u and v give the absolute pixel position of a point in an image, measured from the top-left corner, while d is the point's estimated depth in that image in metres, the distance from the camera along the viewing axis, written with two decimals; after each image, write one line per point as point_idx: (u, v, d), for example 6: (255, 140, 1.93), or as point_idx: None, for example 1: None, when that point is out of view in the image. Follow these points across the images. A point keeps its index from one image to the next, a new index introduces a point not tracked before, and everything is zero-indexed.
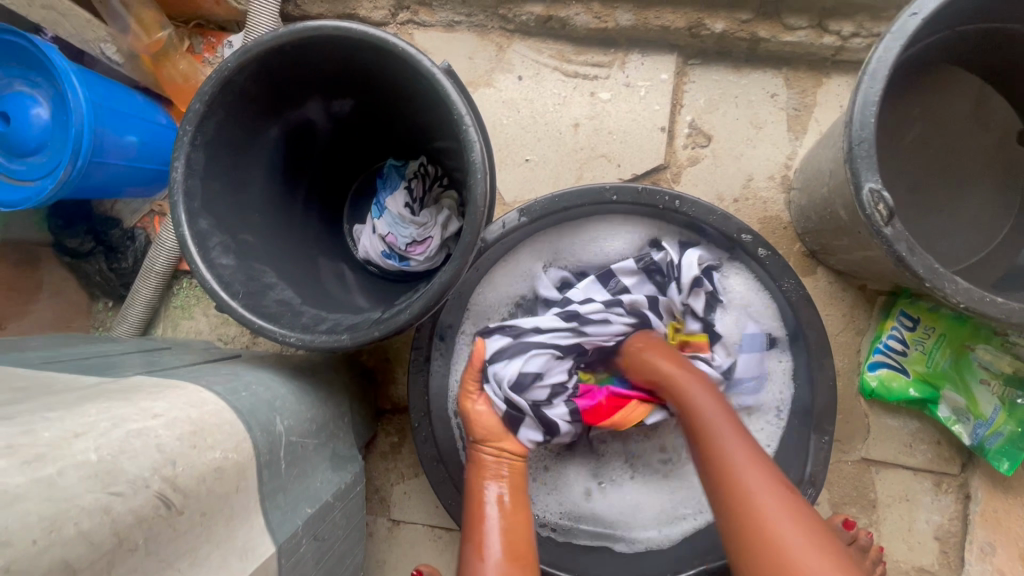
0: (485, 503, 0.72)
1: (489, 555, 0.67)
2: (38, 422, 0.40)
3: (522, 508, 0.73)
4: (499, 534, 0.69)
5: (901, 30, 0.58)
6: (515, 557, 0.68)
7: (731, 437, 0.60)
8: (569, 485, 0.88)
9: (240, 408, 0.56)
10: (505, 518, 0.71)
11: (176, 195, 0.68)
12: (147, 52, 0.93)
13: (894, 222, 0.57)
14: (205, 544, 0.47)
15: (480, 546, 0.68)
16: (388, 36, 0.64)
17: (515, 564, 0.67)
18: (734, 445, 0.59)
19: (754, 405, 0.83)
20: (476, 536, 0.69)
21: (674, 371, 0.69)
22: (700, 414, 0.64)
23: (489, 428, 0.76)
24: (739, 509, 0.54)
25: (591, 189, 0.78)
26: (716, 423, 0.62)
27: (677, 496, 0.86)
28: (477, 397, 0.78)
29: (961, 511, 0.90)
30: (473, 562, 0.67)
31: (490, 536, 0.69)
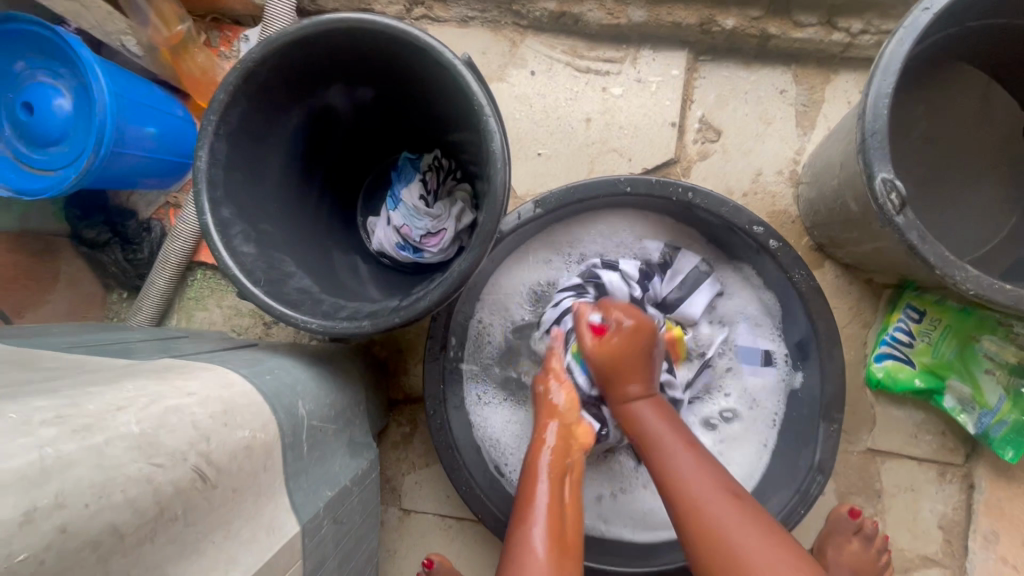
0: (540, 479, 0.71)
1: (539, 527, 0.65)
2: (82, 395, 0.41)
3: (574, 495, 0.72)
4: (552, 513, 0.68)
5: (913, 25, 0.59)
6: (562, 542, 0.65)
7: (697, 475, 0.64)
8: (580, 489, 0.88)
9: (265, 391, 0.58)
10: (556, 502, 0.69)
11: (200, 183, 0.69)
12: (166, 46, 0.94)
13: (905, 210, 0.59)
14: (236, 519, 0.48)
15: (530, 526, 0.66)
16: (410, 27, 0.65)
17: (563, 552, 0.64)
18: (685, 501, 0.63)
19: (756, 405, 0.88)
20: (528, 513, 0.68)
21: (651, 420, 0.71)
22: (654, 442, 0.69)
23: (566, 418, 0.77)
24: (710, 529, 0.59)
25: (606, 182, 0.79)
26: (660, 435, 0.69)
27: None
28: (558, 387, 0.79)
29: (965, 501, 0.91)
30: (522, 541, 0.65)
31: (539, 511, 0.68)
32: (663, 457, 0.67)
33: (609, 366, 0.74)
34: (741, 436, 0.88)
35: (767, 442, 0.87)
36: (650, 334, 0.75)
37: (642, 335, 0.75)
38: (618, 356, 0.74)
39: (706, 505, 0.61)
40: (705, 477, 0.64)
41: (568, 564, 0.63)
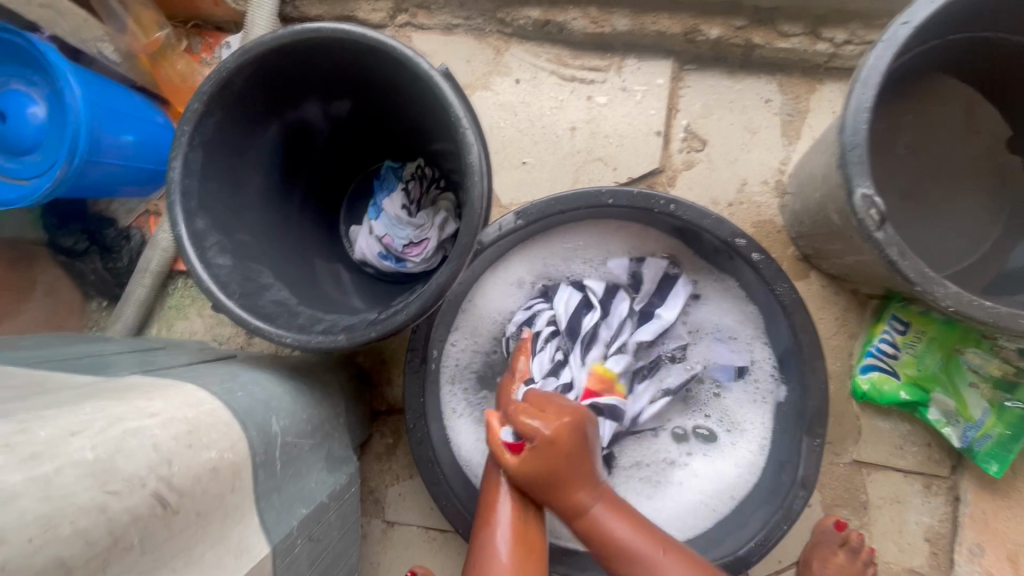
0: (502, 488, 0.72)
1: (505, 542, 0.68)
2: (35, 419, 0.40)
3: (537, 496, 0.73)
4: (514, 523, 0.69)
5: (892, 39, 0.58)
6: (525, 546, 0.69)
7: (637, 543, 0.67)
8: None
9: (236, 408, 0.56)
10: (521, 507, 0.71)
11: (173, 194, 0.68)
12: (145, 52, 0.93)
13: (885, 226, 0.58)
14: (200, 544, 0.47)
15: (495, 532, 0.69)
16: (386, 38, 0.64)
17: (527, 557, 0.68)
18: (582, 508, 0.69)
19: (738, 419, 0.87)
20: (492, 521, 0.70)
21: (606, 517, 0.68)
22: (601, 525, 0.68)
23: None
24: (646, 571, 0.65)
25: (588, 193, 0.79)
26: (609, 521, 0.68)
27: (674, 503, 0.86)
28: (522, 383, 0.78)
29: (951, 513, 0.91)
30: (486, 546, 0.68)
31: (503, 523, 0.69)
32: (604, 514, 0.69)
33: (547, 473, 0.68)
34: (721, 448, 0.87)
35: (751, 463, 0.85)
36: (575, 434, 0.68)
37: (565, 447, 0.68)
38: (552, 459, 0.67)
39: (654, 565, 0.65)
40: (640, 535, 0.67)
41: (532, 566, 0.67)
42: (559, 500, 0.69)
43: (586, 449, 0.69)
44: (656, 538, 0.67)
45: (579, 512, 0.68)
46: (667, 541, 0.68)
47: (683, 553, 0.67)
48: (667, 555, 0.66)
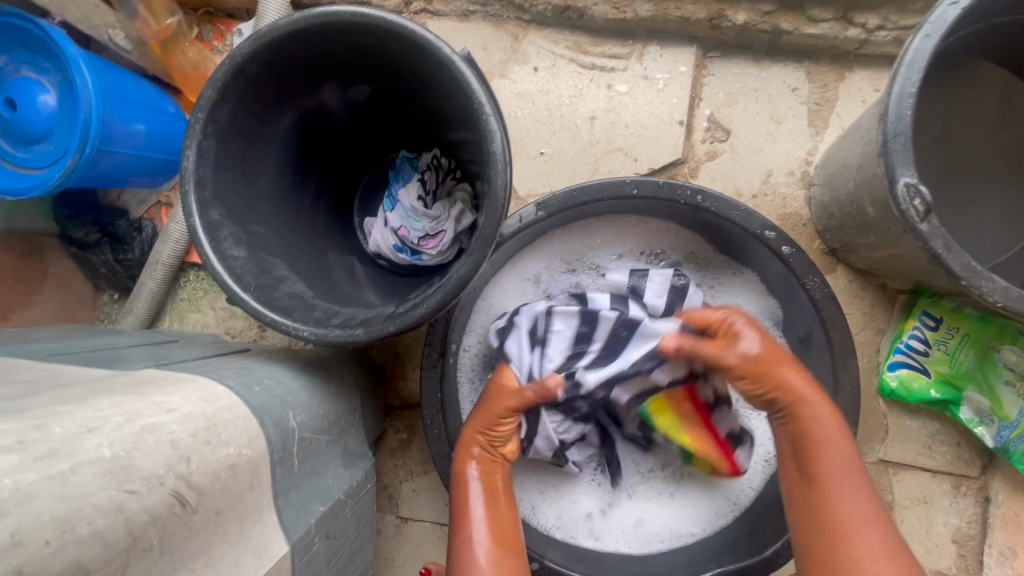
0: (472, 494, 0.71)
1: (483, 546, 0.67)
2: (50, 415, 0.38)
3: (506, 499, 0.73)
4: (490, 524, 0.69)
5: (939, 20, 0.56)
6: (505, 546, 0.68)
7: (841, 464, 0.62)
8: (575, 497, 0.86)
9: (253, 403, 0.55)
10: (492, 505, 0.71)
11: (187, 183, 0.66)
12: (155, 39, 0.91)
13: (930, 217, 0.55)
14: (219, 544, 0.45)
15: (472, 536, 0.68)
16: (407, 22, 0.62)
17: (507, 554, 0.68)
18: (824, 417, 0.65)
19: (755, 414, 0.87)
20: (466, 527, 0.69)
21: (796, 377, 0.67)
22: (810, 424, 0.65)
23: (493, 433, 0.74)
24: (831, 518, 0.60)
25: (611, 184, 0.76)
26: (824, 427, 0.64)
27: (686, 501, 0.86)
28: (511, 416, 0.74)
29: (980, 515, 0.88)
30: (463, 551, 0.67)
31: (479, 525, 0.69)
32: (822, 428, 0.64)
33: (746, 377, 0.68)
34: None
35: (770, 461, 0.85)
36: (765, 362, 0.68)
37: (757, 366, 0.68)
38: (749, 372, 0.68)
39: (834, 495, 0.61)
40: (850, 470, 0.62)
41: (510, 562, 0.67)
42: (798, 408, 0.66)
43: (821, 389, 0.68)
44: (854, 462, 0.63)
45: (791, 392, 0.66)
46: (870, 491, 0.62)
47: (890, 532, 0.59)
48: (855, 486, 0.61)
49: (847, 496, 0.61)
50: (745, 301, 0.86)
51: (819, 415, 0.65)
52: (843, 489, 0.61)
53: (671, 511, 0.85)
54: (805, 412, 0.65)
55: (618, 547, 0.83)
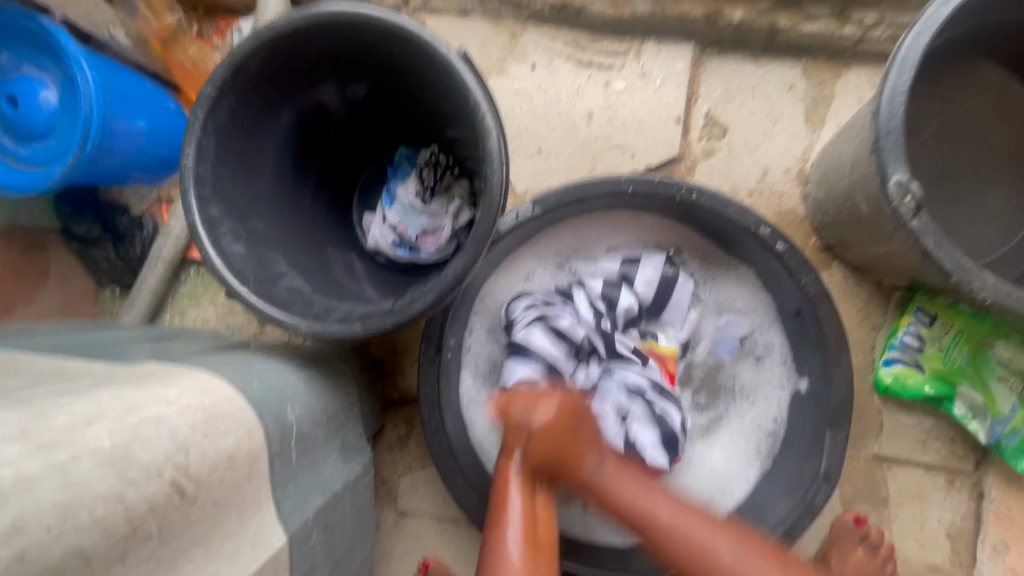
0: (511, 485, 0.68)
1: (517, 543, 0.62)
2: (51, 407, 0.39)
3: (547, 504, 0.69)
4: (525, 522, 0.65)
5: (932, 18, 0.56)
6: (536, 546, 0.63)
7: (682, 517, 0.64)
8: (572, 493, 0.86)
9: (251, 397, 0.56)
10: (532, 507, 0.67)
11: (187, 180, 0.67)
12: (156, 37, 0.93)
13: (921, 214, 0.56)
14: (217, 534, 0.46)
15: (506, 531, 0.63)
16: (404, 20, 0.63)
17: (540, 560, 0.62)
18: (632, 488, 0.67)
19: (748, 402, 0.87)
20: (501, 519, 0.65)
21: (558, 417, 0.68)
22: (610, 492, 0.67)
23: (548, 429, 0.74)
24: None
25: (607, 181, 0.77)
26: (621, 484, 0.67)
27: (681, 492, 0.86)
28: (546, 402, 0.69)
29: (973, 510, 0.89)
30: (497, 546, 0.62)
31: (514, 520, 0.64)
32: (640, 496, 0.66)
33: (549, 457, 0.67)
34: (733, 430, 0.86)
35: (767, 449, 0.84)
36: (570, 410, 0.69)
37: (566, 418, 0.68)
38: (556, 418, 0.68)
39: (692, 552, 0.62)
40: (684, 517, 0.64)
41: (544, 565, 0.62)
42: (602, 489, 0.67)
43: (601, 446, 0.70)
44: (708, 520, 0.64)
45: (618, 501, 0.66)
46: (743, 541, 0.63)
47: (778, 557, 0.62)
48: (702, 525, 0.63)
49: (707, 549, 0.61)
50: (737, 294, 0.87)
51: (602, 477, 0.67)
52: (701, 535, 0.62)
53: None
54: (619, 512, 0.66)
55: (617, 541, 0.84)
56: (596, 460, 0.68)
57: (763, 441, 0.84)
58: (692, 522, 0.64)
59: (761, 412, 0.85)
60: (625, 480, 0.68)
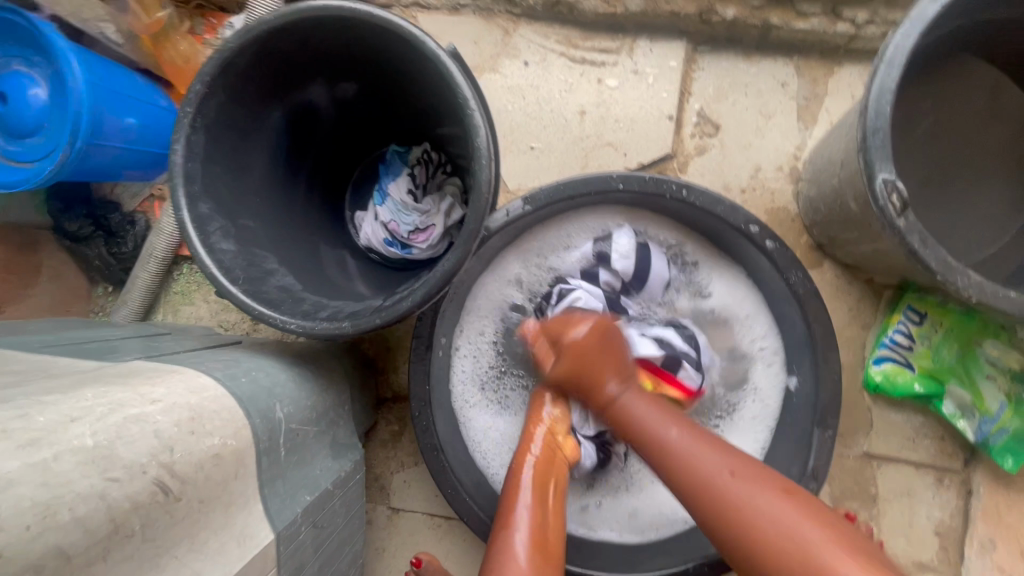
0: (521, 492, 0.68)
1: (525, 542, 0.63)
2: (33, 405, 0.39)
3: (559, 504, 0.69)
4: (535, 523, 0.65)
5: (920, 16, 0.56)
6: (543, 551, 0.63)
7: (692, 447, 0.60)
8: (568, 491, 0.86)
9: (239, 394, 0.56)
10: (539, 510, 0.67)
11: (176, 177, 0.67)
12: (146, 33, 0.92)
13: (907, 213, 0.56)
14: (203, 531, 0.46)
15: (513, 533, 0.64)
16: (392, 16, 0.62)
17: (548, 565, 0.62)
18: (653, 416, 0.65)
19: (747, 396, 0.86)
20: (510, 521, 0.65)
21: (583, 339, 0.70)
22: (647, 432, 0.64)
23: (555, 429, 0.76)
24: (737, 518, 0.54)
25: (597, 178, 0.77)
26: (637, 411, 0.67)
27: None
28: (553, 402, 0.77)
29: (962, 507, 0.90)
30: (504, 546, 0.63)
31: (523, 523, 0.65)
32: (655, 441, 0.63)
33: (574, 371, 0.71)
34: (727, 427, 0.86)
35: (764, 444, 0.84)
36: (596, 344, 0.70)
37: (582, 356, 0.70)
38: (572, 360, 0.70)
39: (701, 470, 0.58)
40: (707, 451, 0.60)
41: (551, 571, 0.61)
42: (632, 425, 0.66)
43: (660, 400, 0.69)
44: (727, 455, 0.59)
45: (616, 402, 0.69)
46: (745, 466, 0.58)
47: (840, 533, 0.51)
48: (723, 458, 0.58)
49: (706, 460, 0.59)
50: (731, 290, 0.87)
51: (644, 414, 0.66)
52: (710, 455, 0.59)
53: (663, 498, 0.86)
54: (646, 440, 0.64)
55: (612, 537, 0.84)
56: (629, 403, 0.68)
57: (758, 441, 0.84)
58: (715, 458, 0.59)
59: (759, 407, 0.85)
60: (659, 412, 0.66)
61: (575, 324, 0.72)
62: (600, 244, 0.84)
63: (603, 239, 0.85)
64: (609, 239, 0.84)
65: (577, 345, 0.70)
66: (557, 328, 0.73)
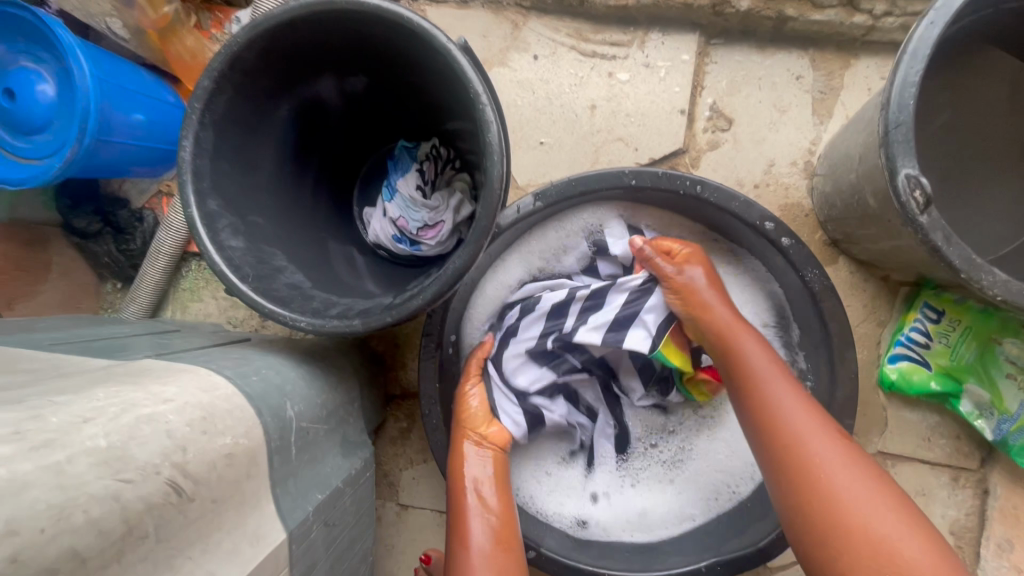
0: (466, 496, 0.74)
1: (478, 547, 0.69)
2: (46, 406, 0.39)
3: (504, 494, 0.76)
4: (488, 525, 0.71)
5: (946, 7, 0.54)
6: (503, 542, 0.71)
7: (788, 401, 0.65)
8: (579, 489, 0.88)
9: (250, 393, 0.55)
10: (484, 508, 0.73)
11: (185, 174, 0.66)
12: (153, 28, 0.90)
13: (931, 209, 0.55)
14: (216, 532, 0.46)
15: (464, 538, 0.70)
16: (403, 10, 0.61)
17: (501, 553, 0.70)
18: (789, 399, 0.65)
19: None
20: (461, 530, 0.71)
21: (703, 284, 0.76)
22: (754, 370, 0.68)
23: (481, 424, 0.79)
24: (818, 488, 0.58)
25: (609, 174, 0.76)
26: (745, 346, 0.71)
27: (685, 487, 0.87)
28: (474, 391, 0.80)
29: (978, 507, 0.88)
30: (459, 551, 0.70)
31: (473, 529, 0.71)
32: (784, 411, 0.64)
33: (697, 311, 0.75)
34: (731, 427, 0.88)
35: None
36: (703, 266, 0.78)
37: (711, 277, 0.77)
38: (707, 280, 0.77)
39: (806, 443, 0.61)
40: (823, 442, 0.61)
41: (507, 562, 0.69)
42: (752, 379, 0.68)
43: (767, 344, 0.72)
44: (832, 435, 0.62)
45: (739, 355, 0.70)
46: (877, 490, 0.57)
47: (908, 509, 0.56)
48: (825, 436, 0.61)
49: (831, 471, 0.58)
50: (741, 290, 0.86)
51: (757, 361, 0.69)
52: (817, 441, 0.61)
53: (674, 497, 0.86)
54: (760, 394, 0.66)
55: (625, 535, 0.84)
56: (746, 352, 0.70)
57: None
58: (850, 474, 0.58)
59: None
60: (767, 359, 0.69)
61: (706, 299, 0.75)
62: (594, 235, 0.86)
63: (597, 228, 0.86)
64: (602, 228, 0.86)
65: (694, 287, 0.76)
66: (681, 260, 0.78)
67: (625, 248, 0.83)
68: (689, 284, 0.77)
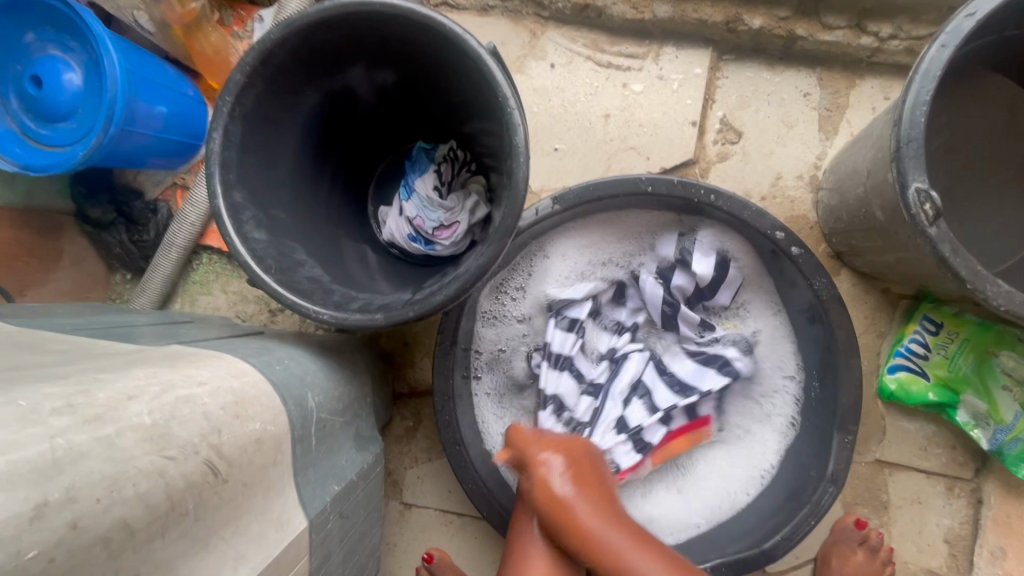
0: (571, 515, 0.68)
1: (604, 569, 0.64)
2: (92, 381, 0.39)
3: (606, 499, 0.70)
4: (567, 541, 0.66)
5: (955, 31, 0.57)
6: (619, 560, 0.65)
7: (650, 570, 0.65)
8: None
9: (275, 381, 0.56)
10: (596, 515, 0.67)
11: (213, 165, 0.67)
12: (179, 23, 0.92)
13: (939, 222, 0.57)
14: (246, 514, 0.47)
15: (588, 561, 0.65)
16: (436, 15, 0.63)
17: (628, 569, 0.65)
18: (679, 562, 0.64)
19: (767, 395, 0.87)
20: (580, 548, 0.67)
21: (563, 476, 0.69)
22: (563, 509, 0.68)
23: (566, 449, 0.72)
24: None
25: (627, 180, 0.78)
26: (581, 500, 0.68)
27: (694, 495, 0.86)
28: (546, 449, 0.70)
29: (972, 516, 0.91)
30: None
31: (584, 541, 0.66)
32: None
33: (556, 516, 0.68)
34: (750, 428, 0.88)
35: (772, 460, 0.86)
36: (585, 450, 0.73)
37: (577, 459, 0.72)
38: (572, 473, 0.70)
39: None
40: None
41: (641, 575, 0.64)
42: (589, 536, 0.66)
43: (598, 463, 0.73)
44: None
45: (587, 534, 0.66)
46: None
47: None
48: None
49: None
50: (752, 299, 0.88)
51: (583, 516, 0.67)
52: None
53: (683, 503, 0.86)
54: None
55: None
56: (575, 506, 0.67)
57: (769, 456, 0.86)
58: None
59: (770, 422, 0.87)
60: (581, 471, 0.70)
61: (569, 497, 0.68)
62: (684, 244, 0.87)
63: (689, 238, 0.87)
64: (695, 238, 0.87)
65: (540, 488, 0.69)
66: (532, 461, 0.70)
67: (705, 267, 0.85)
68: (549, 495, 0.68)
